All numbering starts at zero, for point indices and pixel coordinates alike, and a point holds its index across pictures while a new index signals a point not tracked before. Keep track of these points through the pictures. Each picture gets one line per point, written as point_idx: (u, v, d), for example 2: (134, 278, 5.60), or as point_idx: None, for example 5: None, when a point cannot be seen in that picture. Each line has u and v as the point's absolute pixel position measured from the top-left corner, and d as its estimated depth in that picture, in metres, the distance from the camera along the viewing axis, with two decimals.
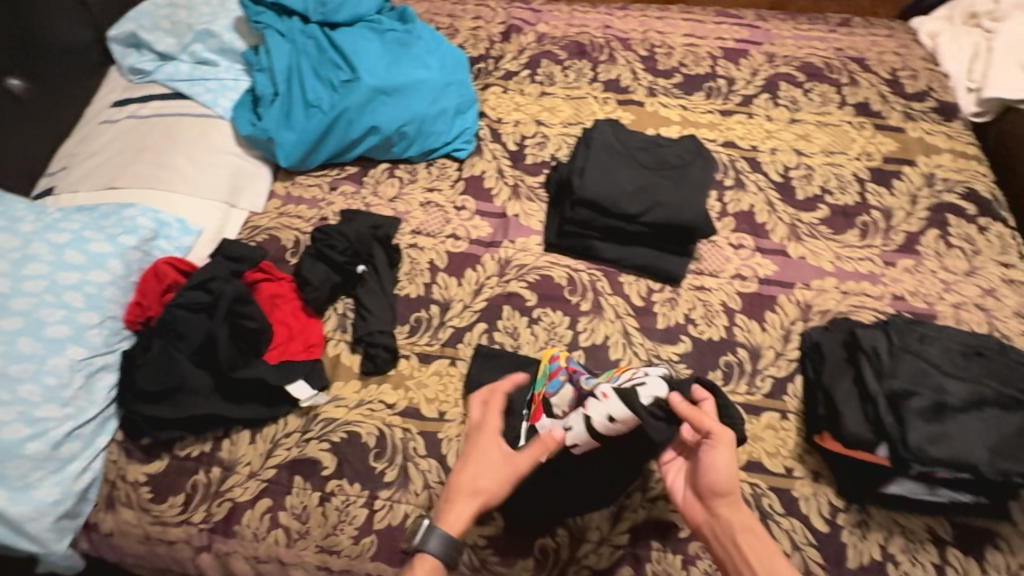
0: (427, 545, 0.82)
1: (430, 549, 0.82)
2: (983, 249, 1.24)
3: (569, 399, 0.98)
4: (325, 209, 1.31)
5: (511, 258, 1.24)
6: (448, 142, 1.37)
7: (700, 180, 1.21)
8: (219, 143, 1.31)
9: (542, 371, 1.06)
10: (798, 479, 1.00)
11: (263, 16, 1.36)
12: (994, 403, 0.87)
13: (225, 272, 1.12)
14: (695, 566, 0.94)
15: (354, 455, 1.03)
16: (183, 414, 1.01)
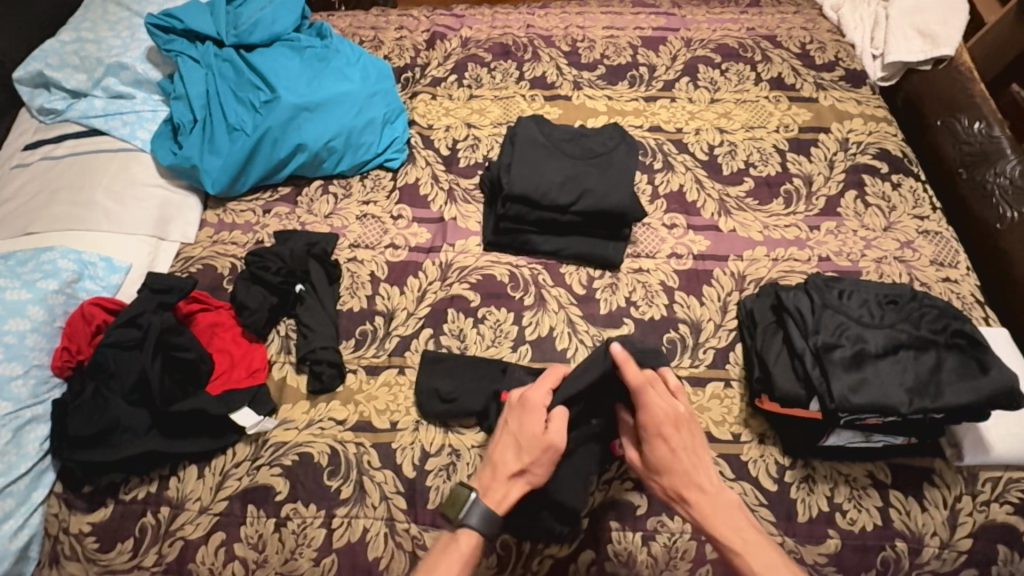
0: (471, 522, 0.83)
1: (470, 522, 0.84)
2: (897, 204, 1.30)
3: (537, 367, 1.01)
4: (259, 232, 1.28)
5: (451, 261, 1.25)
6: (379, 152, 1.37)
7: (626, 164, 1.24)
8: (141, 176, 1.28)
9: None
10: (746, 443, 1.03)
11: (174, 43, 1.34)
12: (909, 346, 0.92)
13: (152, 305, 1.08)
14: (655, 540, 0.97)
15: (307, 476, 1.02)
16: (121, 456, 0.98)
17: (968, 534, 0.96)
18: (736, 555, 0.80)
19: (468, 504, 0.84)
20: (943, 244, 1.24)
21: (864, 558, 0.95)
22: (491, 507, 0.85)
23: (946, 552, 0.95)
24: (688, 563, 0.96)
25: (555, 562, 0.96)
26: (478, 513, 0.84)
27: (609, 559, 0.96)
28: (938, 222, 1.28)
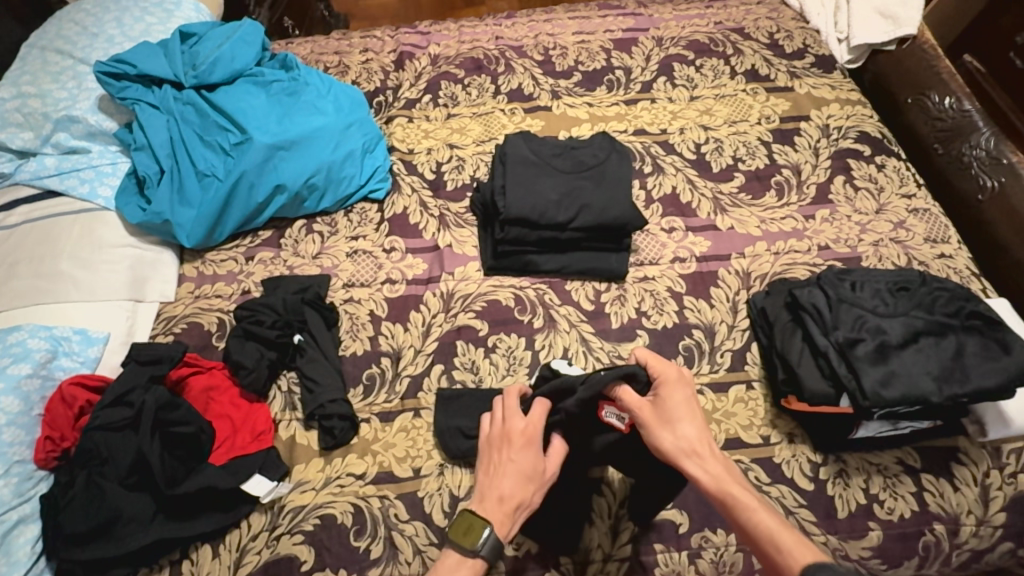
0: (483, 552, 0.79)
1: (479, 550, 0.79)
2: (885, 185, 1.32)
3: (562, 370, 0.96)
4: (244, 281, 1.21)
5: (453, 290, 1.20)
6: (362, 184, 1.31)
7: (620, 174, 1.22)
8: (108, 236, 1.19)
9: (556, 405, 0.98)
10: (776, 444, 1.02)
11: (128, 90, 1.25)
12: (928, 332, 0.93)
13: (143, 378, 1.00)
14: (701, 557, 0.95)
15: (333, 540, 0.96)
16: (126, 549, 0.89)
17: (1001, 508, 0.97)
18: (752, 511, 0.75)
19: (483, 537, 0.79)
20: (933, 220, 1.27)
21: (907, 546, 0.95)
22: (501, 536, 0.80)
23: (983, 528, 0.96)
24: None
25: None
26: (490, 546, 0.79)
27: None
28: (925, 200, 1.30)
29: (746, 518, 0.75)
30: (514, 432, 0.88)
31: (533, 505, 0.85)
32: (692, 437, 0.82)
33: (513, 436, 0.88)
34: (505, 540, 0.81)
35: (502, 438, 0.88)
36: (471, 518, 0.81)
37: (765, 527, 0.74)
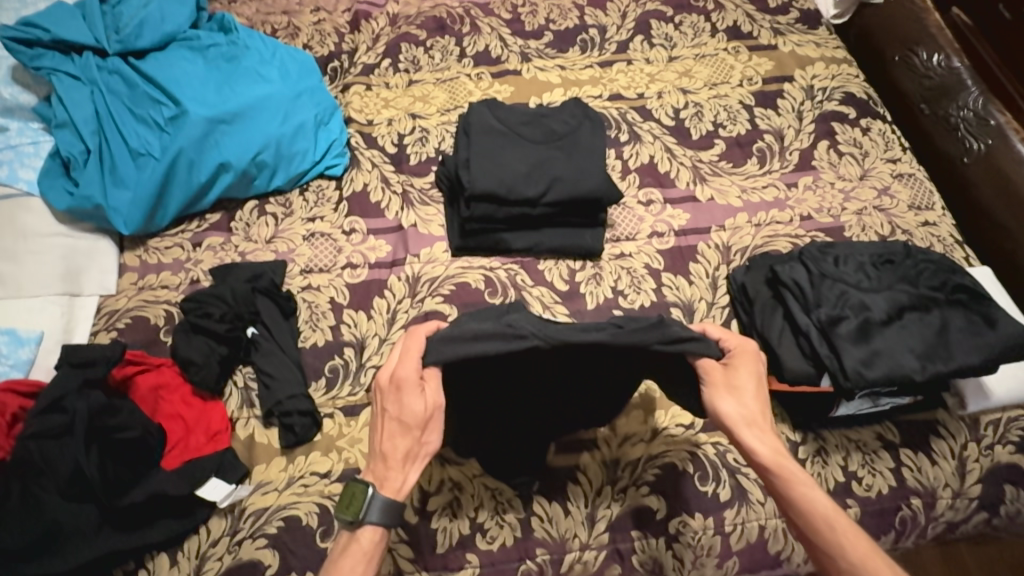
0: (372, 519, 0.73)
1: (367, 516, 0.73)
2: (869, 150, 1.27)
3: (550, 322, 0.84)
4: (192, 269, 1.11)
5: (419, 273, 1.13)
6: (317, 160, 1.21)
7: (593, 143, 1.14)
8: (34, 225, 1.09)
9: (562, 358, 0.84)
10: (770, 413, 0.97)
11: (43, 59, 1.13)
12: (912, 307, 0.89)
13: (75, 383, 0.92)
14: (678, 542, 0.93)
15: (298, 542, 0.91)
16: (70, 566, 0.84)
17: (977, 480, 0.96)
18: (803, 489, 0.74)
19: (366, 502, 0.73)
20: (917, 186, 1.22)
21: (884, 522, 0.94)
22: (389, 497, 0.75)
23: (959, 501, 0.96)
24: (714, 558, 0.93)
25: None
26: (376, 510, 0.73)
27: (635, 571, 0.92)
28: (910, 164, 1.25)
29: (800, 496, 0.74)
30: (407, 375, 0.77)
31: (426, 455, 0.78)
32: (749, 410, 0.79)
33: (408, 380, 0.76)
34: (392, 503, 0.74)
35: (396, 382, 0.77)
36: (354, 487, 0.74)
37: (817, 506, 0.73)
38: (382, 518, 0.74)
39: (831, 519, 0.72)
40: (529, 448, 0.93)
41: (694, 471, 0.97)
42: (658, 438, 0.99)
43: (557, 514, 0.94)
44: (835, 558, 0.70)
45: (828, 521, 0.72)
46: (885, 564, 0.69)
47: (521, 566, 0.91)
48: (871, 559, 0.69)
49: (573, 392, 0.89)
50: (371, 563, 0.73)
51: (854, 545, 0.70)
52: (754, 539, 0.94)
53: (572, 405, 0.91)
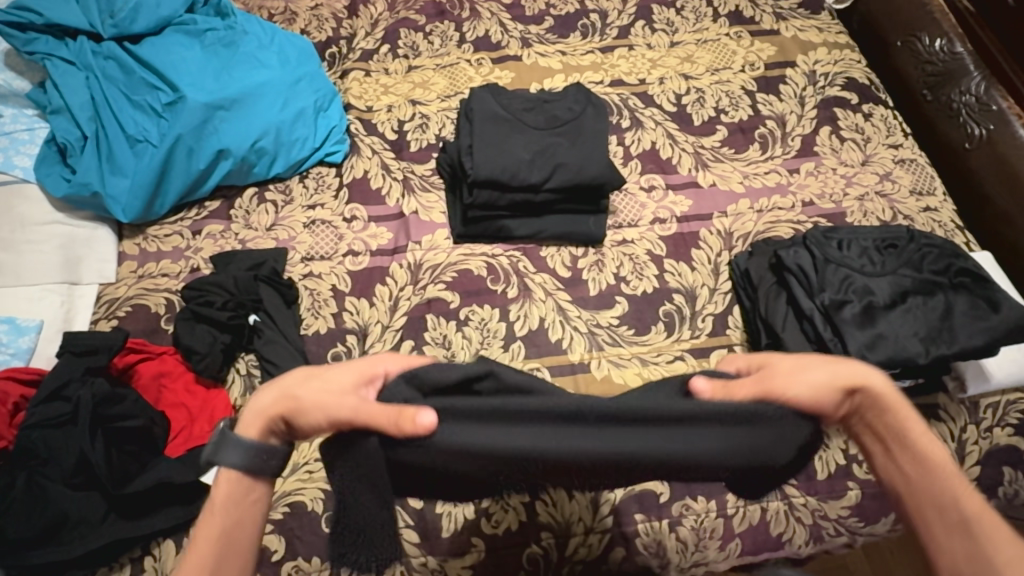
0: (224, 458, 0.62)
1: (221, 459, 0.62)
2: (871, 135, 1.26)
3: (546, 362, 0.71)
4: (192, 257, 1.10)
5: (421, 261, 1.12)
6: (316, 147, 1.20)
7: (595, 129, 1.13)
8: (32, 213, 1.08)
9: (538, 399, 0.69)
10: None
11: (37, 44, 1.12)
12: (916, 292, 0.90)
13: (79, 371, 0.92)
14: (681, 525, 0.94)
15: (303, 528, 0.91)
16: (76, 554, 0.84)
17: (976, 462, 0.97)
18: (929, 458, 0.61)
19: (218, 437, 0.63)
20: (919, 172, 1.22)
21: (884, 503, 0.95)
22: (242, 441, 0.63)
23: None
24: (717, 540, 0.94)
25: (584, 566, 0.93)
26: (232, 451, 0.62)
27: (639, 554, 0.93)
28: (912, 149, 1.25)
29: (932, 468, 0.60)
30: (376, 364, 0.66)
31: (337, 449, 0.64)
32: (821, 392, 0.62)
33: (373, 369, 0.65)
34: (243, 451, 0.62)
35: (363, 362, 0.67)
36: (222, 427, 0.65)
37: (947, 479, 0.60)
38: (244, 461, 0.62)
39: (940, 462, 0.61)
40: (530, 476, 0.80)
41: None
42: None
43: (561, 498, 0.94)
44: (940, 509, 0.59)
45: (930, 467, 0.61)
46: (1001, 526, 0.58)
47: (526, 549, 0.92)
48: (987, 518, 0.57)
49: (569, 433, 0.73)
50: (231, 509, 0.62)
51: (965, 496, 0.59)
52: (756, 521, 0.94)
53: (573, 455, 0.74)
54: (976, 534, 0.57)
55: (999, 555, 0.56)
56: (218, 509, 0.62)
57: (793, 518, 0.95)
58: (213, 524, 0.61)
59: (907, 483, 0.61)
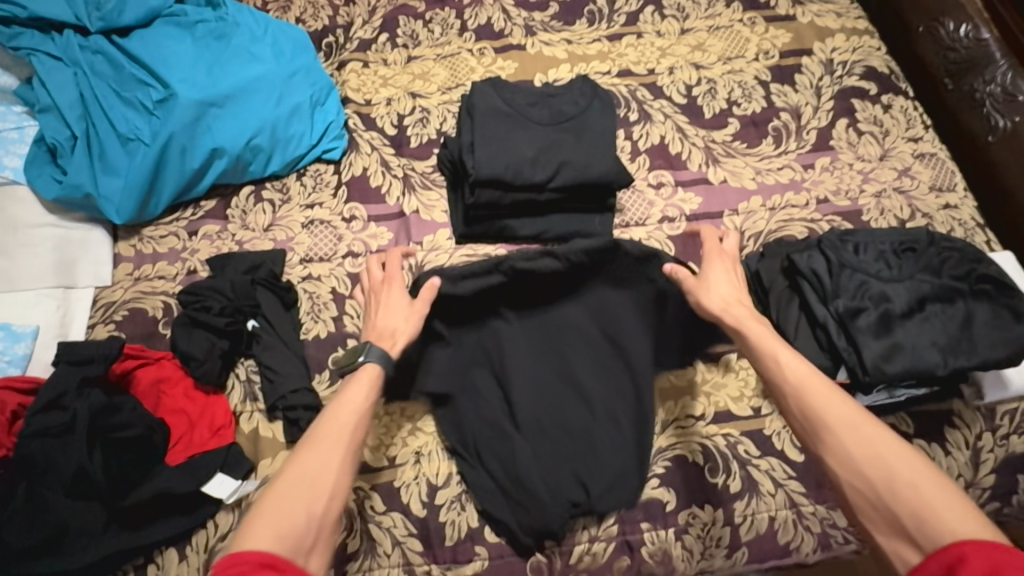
0: (372, 355, 0.83)
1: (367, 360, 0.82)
2: (890, 128, 1.21)
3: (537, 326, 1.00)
4: (189, 259, 1.08)
5: (423, 262, 1.10)
6: (314, 144, 1.16)
7: (602, 124, 1.09)
8: (23, 215, 1.05)
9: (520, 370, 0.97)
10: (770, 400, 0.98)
11: (22, 39, 1.08)
12: (935, 299, 0.86)
13: (74, 381, 0.90)
14: (688, 534, 0.93)
15: None
16: (80, 564, 0.84)
17: (991, 470, 0.95)
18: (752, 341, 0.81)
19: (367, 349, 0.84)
20: (939, 166, 1.17)
21: None
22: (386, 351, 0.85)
23: (972, 491, 0.95)
24: (724, 549, 0.93)
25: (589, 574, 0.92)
26: (376, 352, 0.83)
27: (645, 562, 0.92)
28: (932, 142, 1.20)
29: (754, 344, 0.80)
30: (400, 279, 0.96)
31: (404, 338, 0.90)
32: (728, 299, 0.87)
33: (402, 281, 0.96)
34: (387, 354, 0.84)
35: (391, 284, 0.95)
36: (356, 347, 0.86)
37: (762, 346, 0.79)
38: (381, 360, 0.83)
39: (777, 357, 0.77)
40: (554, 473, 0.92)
41: (704, 463, 0.96)
42: (667, 431, 0.98)
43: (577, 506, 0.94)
44: (782, 385, 0.75)
45: (770, 357, 0.78)
46: (828, 386, 0.73)
47: (530, 557, 0.91)
48: (811, 381, 0.73)
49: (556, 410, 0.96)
50: (374, 388, 0.80)
51: (791, 369, 0.75)
52: (764, 530, 0.93)
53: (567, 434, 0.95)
54: (806, 397, 0.73)
55: (819, 403, 0.72)
56: (361, 391, 0.79)
57: (802, 527, 0.93)
58: (353, 404, 0.78)
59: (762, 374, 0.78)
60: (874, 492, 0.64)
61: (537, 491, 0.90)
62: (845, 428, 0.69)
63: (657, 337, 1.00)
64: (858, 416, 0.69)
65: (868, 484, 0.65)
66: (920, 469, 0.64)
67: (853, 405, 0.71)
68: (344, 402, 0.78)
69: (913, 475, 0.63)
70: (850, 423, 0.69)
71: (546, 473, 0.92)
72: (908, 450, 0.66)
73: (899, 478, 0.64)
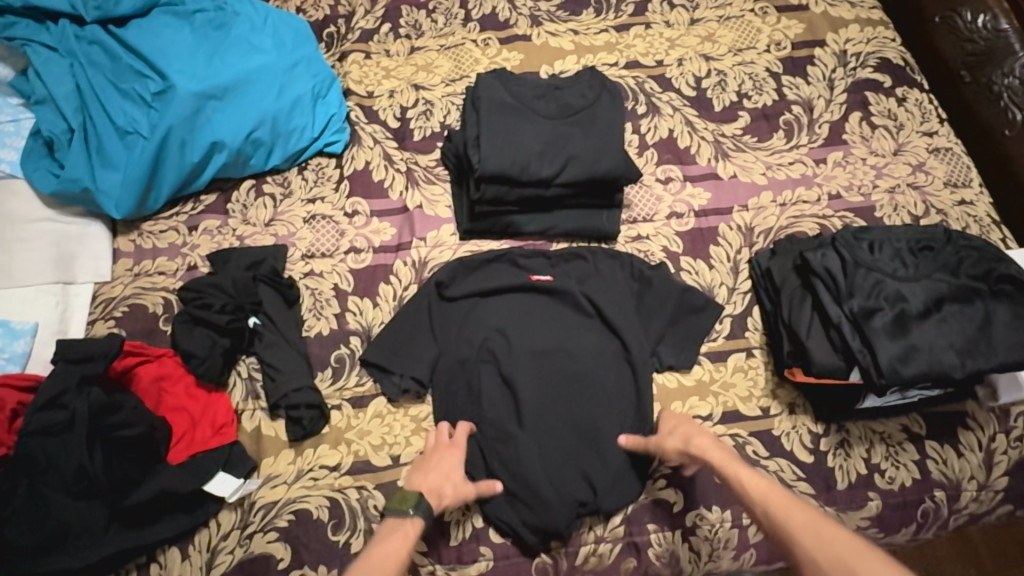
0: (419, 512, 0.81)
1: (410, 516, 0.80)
2: (905, 122, 1.18)
3: (541, 327, 1.00)
4: (189, 255, 1.06)
5: (426, 258, 1.08)
6: (316, 137, 1.14)
7: (610, 117, 1.06)
8: (21, 210, 1.04)
9: (522, 367, 0.96)
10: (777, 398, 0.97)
11: (17, 29, 1.05)
12: (952, 299, 0.84)
13: (74, 379, 0.88)
14: (695, 535, 0.92)
15: (309, 536, 0.90)
16: (80, 564, 0.83)
17: (1003, 472, 0.94)
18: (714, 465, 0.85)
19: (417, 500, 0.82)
20: (955, 161, 1.15)
21: (906, 515, 0.92)
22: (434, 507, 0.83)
23: (983, 493, 0.93)
24: (731, 551, 0.92)
25: None
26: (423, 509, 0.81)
27: (651, 564, 0.91)
28: (947, 137, 1.17)
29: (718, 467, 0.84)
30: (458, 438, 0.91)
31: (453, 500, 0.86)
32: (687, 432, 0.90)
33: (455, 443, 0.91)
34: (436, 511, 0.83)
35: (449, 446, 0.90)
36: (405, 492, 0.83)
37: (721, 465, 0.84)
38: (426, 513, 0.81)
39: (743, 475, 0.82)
40: (559, 471, 0.91)
41: None
42: None
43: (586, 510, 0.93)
44: (752, 505, 0.79)
45: (735, 477, 0.82)
46: (782, 496, 0.77)
47: (535, 558, 0.90)
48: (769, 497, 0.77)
49: (557, 409, 0.95)
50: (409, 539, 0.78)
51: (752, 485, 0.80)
52: None
53: (572, 432, 0.94)
54: (772, 513, 0.76)
55: (783, 516, 0.75)
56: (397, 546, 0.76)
57: None
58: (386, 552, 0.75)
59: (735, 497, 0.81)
60: None
61: (542, 491, 0.89)
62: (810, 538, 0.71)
63: (653, 343, 1.01)
64: (813, 519, 0.73)
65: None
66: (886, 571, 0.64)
67: (808, 513, 0.74)
68: (397, 542, 0.77)
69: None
70: (813, 531, 0.71)
71: (552, 470, 0.91)
72: (866, 550, 0.67)
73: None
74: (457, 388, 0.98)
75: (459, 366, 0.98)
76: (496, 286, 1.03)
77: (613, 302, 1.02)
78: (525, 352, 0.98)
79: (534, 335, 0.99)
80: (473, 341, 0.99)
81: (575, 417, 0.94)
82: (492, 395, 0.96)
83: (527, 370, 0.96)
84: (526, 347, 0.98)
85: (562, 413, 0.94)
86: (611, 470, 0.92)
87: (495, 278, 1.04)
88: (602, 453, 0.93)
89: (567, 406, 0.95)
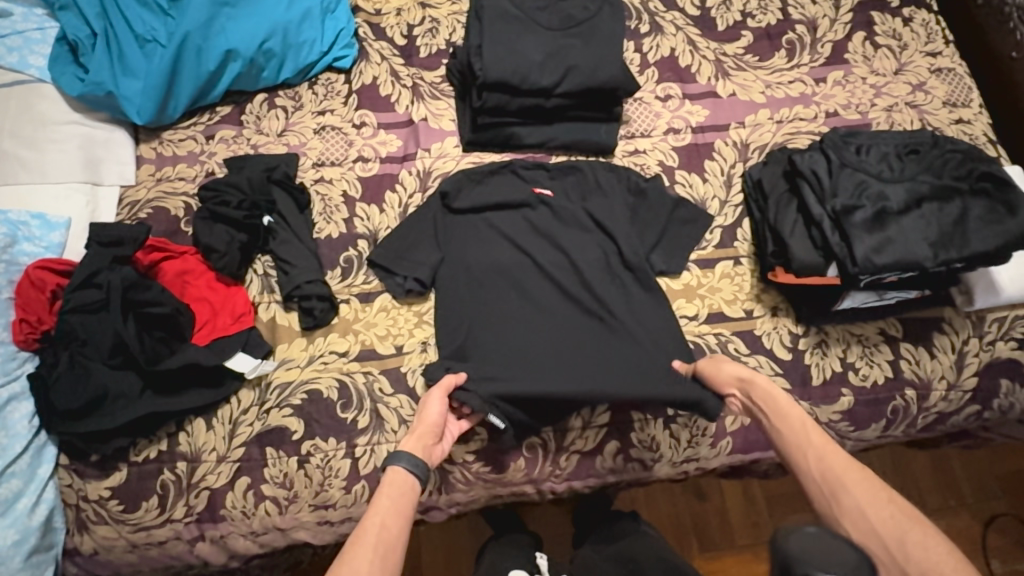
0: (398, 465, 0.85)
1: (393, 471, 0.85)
2: (909, 42, 1.18)
3: (542, 239, 1.06)
4: (207, 162, 1.12)
5: (430, 168, 1.12)
6: (325, 51, 1.18)
7: (610, 30, 1.09)
8: (49, 113, 1.10)
9: (520, 274, 1.03)
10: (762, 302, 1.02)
11: None
12: (931, 198, 0.89)
13: (106, 261, 0.97)
14: (675, 423, 0.99)
15: (320, 412, 0.99)
16: (119, 423, 0.93)
17: (974, 373, 0.99)
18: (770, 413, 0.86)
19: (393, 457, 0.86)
20: (956, 81, 1.15)
21: (877, 410, 0.98)
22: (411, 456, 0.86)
23: (953, 393, 0.98)
24: (709, 438, 0.99)
25: (581, 456, 0.99)
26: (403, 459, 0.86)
27: (633, 447, 0.99)
28: (951, 58, 1.17)
29: (781, 414, 0.85)
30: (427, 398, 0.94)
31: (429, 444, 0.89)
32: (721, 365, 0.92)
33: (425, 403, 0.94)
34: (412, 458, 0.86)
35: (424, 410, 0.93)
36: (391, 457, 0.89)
37: (783, 412, 0.85)
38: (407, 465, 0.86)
39: (805, 421, 0.83)
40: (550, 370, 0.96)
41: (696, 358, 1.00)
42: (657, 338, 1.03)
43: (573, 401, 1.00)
44: (804, 452, 0.81)
45: (798, 423, 0.83)
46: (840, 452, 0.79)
47: (527, 438, 0.98)
48: (831, 451, 0.79)
49: (550, 320, 1.00)
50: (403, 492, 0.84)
51: (814, 437, 0.81)
52: (748, 422, 1.00)
53: (563, 343, 0.98)
54: (826, 461, 0.78)
55: (839, 471, 0.77)
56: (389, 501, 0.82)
57: None
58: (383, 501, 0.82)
59: (784, 436, 0.83)
60: (885, 548, 0.70)
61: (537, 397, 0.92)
62: (863, 494, 0.74)
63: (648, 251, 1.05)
64: (868, 478, 0.76)
65: (882, 547, 0.70)
66: (930, 531, 0.69)
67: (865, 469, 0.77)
68: (385, 515, 0.80)
69: (926, 536, 0.69)
70: (868, 490, 0.74)
71: (547, 370, 0.96)
72: (919, 517, 0.71)
73: (912, 540, 0.69)
74: (461, 295, 1.03)
75: (465, 273, 1.04)
76: (500, 196, 1.07)
77: (611, 211, 1.06)
78: (527, 263, 1.04)
79: (534, 246, 1.05)
80: (482, 255, 1.04)
81: (567, 328, 1.00)
82: (494, 300, 1.02)
83: (527, 278, 1.03)
84: (529, 255, 1.04)
85: (557, 320, 1.00)
86: (609, 380, 0.94)
87: (500, 191, 1.08)
88: (589, 361, 0.97)
89: (560, 316, 1.01)
